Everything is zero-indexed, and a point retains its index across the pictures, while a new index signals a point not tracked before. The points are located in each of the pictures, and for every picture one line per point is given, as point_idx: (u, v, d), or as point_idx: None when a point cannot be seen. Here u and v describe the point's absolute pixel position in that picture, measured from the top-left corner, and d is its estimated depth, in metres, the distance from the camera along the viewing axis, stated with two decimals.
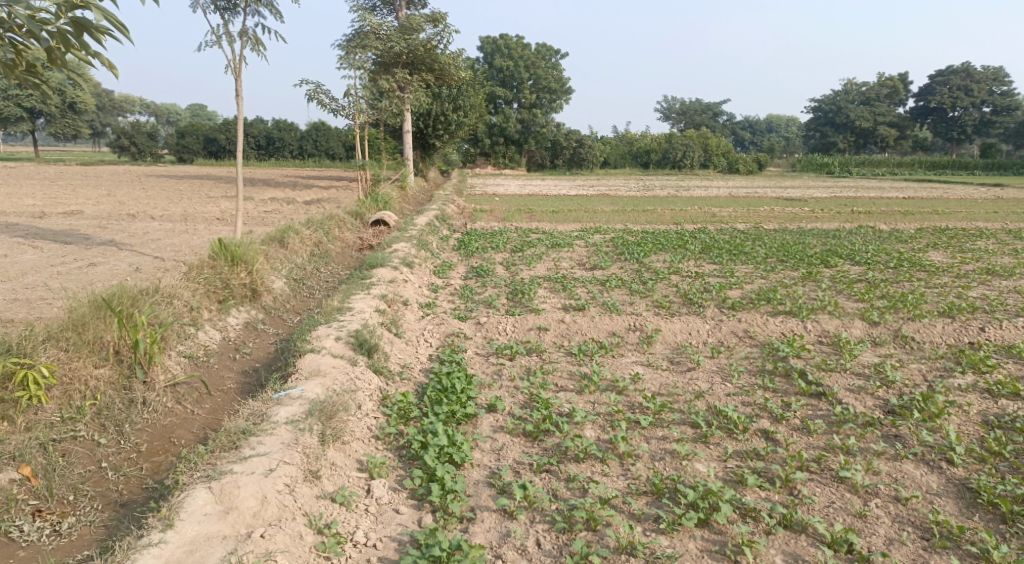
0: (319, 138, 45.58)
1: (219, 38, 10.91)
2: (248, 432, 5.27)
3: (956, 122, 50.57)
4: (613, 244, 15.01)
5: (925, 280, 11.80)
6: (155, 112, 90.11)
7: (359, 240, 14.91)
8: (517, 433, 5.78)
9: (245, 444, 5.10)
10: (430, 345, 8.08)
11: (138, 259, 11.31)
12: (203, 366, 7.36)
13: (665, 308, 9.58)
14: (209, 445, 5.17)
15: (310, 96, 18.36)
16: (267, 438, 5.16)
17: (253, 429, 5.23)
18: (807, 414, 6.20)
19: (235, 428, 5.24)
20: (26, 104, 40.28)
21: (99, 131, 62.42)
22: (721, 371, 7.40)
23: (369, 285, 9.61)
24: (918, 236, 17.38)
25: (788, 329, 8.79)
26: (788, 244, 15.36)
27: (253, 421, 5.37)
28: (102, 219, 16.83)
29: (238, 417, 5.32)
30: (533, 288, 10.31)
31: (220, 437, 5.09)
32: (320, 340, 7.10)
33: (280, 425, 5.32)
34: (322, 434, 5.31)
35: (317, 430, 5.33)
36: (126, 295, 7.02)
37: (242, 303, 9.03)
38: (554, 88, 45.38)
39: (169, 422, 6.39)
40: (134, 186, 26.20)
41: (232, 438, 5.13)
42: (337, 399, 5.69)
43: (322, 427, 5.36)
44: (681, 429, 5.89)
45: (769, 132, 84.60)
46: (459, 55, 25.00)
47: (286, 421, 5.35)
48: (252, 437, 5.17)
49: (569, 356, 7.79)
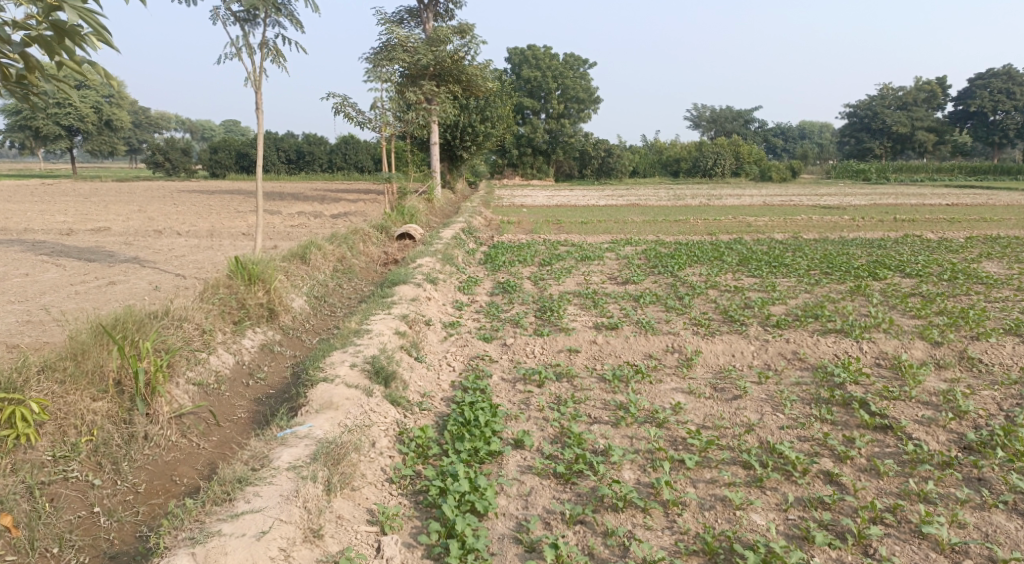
0: (347, 152, 45.43)
1: (238, 49, 10.52)
2: (245, 480, 4.75)
3: (997, 126, 49.01)
4: (646, 256, 14.39)
5: (984, 293, 11.00)
6: (191, 129, 91.55)
7: (384, 255, 14.47)
8: (546, 474, 5.20)
9: (240, 497, 4.58)
10: (453, 370, 7.54)
11: (158, 277, 10.98)
12: (213, 395, 6.89)
13: (704, 326, 8.92)
14: (203, 494, 4.68)
15: (336, 109, 18.03)
16: (264, 488, 4.62)
17: (250, 478, 4.71)
18: (873, 451, 5.55)
19: (231, 476, 4.73)
20: (64, 122, 40.70)
21: (135, 146, 63.32)
22: (771, 399, 6.73)
23: (391, 304, 9.10)
24: (970, 245, 16.49)
25: (841, 351, 8.14)
26: (831, 255, 14.60)
27: (252, 467, 4.85)
28: (129, 235, 16.66)
29: (236, 463, 4.81)
30: (563, 305, 9.76)
31: (212, 488, 4.58)
32: (334, 367, 6.56)
33: (281, 471, 4.79)
34: (328, 482, 4.77)
35: (323, 477, 4.78)
36: (132, 320, 6.53)
37: (258, 324, 8.56)
38: (583, 98, 44.87)
39: (172, 457, 5.92)
40: (165, 201, 26.18)
41: (226, 489, 4.61)
42: (346, 440, 5.15)
43: (328, 473, 4.82)
44: (732, 470, 5.26)
45: (802, 139, 83.11)
46: (486, 65, 24.59)
47: (287, 467, 4.80)
48: (249, 487, 4.64)
49: (603, 383, 7.17)
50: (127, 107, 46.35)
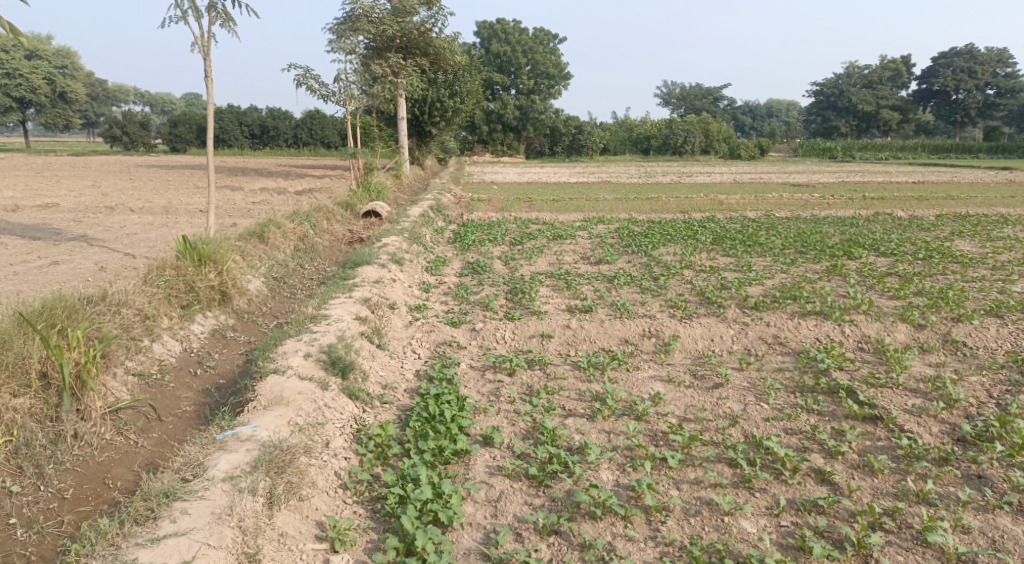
0: (313, 127, 44.23)
1: (185, 12, 9.80)
2: (174, 494, 4.28)
3: (959, 105, 49.38)
4: (618, 235, 13.99)
5: (960, 273, 10.77)
6: (149, 102, 89.23)
7: (349, 233, 13.89)
8: (517, 476, 4.78)
9: (165, 515, 4.11)
10: (418, 358, 7.06)
11: (106, 256, 10.33)
12: (155, 387, 6.38)
13: (681, 308, 8.53)
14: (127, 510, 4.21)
15: (299, 81, 17.28)
16: (193, 505, 4.16)
17: (178, 492, 4.24)
18: (865, 446, 5.23)
19: (157, 490, 4.24)
20: (16, 93, 38.98)
21: (92, 121, 61.40)
22: (754, 388, 6.35)
23: (352, 287, 8.60)
24: (940, 223, 16.36)
25: (823, 335, 7.80)
26: (805, 233, 14.34)
27: (184, 478, 4.37)
28: (80, 211, 15.81)
29: (163, 476, 4.32)
30: (534, 287, 9.31)
31: (133, 505, 4.10)
32: (287, 357, 6.04)
33: (215, 484, 4.31)
34: (270, 495, 4.32)
35: (263, 489, 4.32)
36: (60, 306, 6.07)
37: (209, 308, 7.99)
38: (553, 74, 44.21)
39: (106, 457, 5.40)
40: (122, 176, 25.12)
41: (151, 506, 4.13)
42: (293, 445, 4.67)
43: (271, 484, 4.35)
44: (718, 469, 4.90)
45: (770, 116, 83.23)
46: (454, 38, 23.88)
47: (223, 478, 4.33)
48: (176, 504, 4.17)
49: (577, 371, 6.75)
50: (82, 78, 44.54)
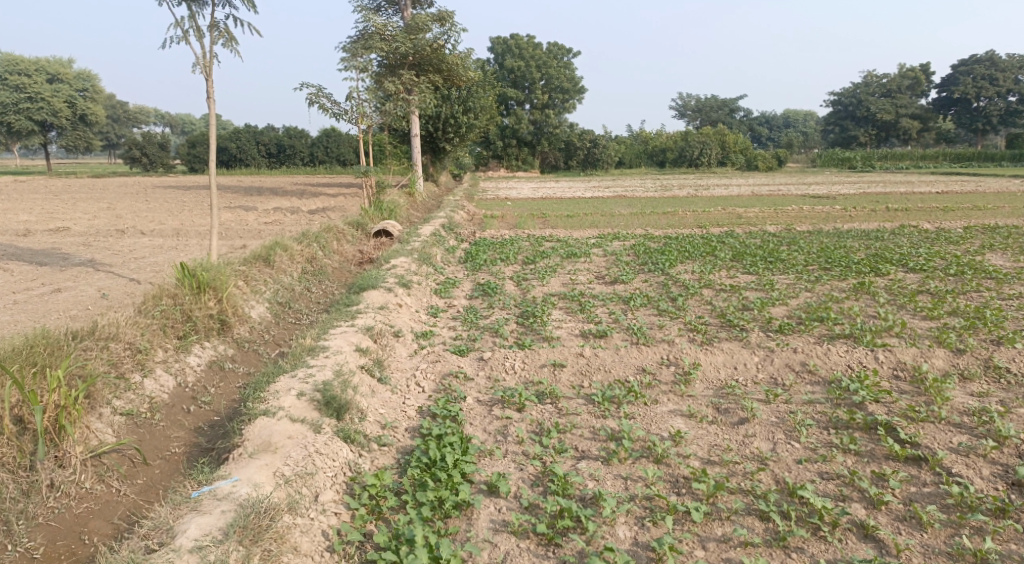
0: (329, 145, 44.18)
1: (185, 32, 9.45)
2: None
3: (981, 113, 48.43)
4: (634, 252, 13.53)
5: (996, 289, 10.21)
6: (168, 123, 90.17)
7: (359, 253, 13.53)
8: (525, 534, 4.44)
9: None
10: (421, 392, 6.62)
11: (109, 282, 10.03)
12: (144, 426, 5.99)
13: (701, 333, 8.03)
14: None
15: (310, 100, 17.03)
16: None
17: None
18: (911, 493, 4.82)
19: None
20: (37, 117, 39.12)
21: (112, 142, 61.90)
22: (783, 424, 5.82)
23: (355, 315, 8.17)
24: (969, 235, 15.73)
25: (855, 361, 7.27)
26: (829, 248, 13.79)
27: (150, 549, 4.06)
28: (89, 235, 15.56)
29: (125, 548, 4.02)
30: (546, 310, 8.87)
31: None
32: (278, 397, 5.63)
33: (182, 555, 4.01)
34: None
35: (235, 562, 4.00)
36: (42, 343, 5.73)
37: (207, 338, 7.56)
38: (568, 88, 43.93)
39: (84, 509, 5.03)
40: (136, 198, 24.96)
41: None
42: (273, 507, 4.33)
43: (245, 556, 4.04)
44: (747, 523, 4.53)
45: (787, 127, 82.45)
46: (468, 54, 23.55)
47: (190, 550, 4.02)
48: None
49: (591, 405, 6.28)
50: (101, 100, 44.65)
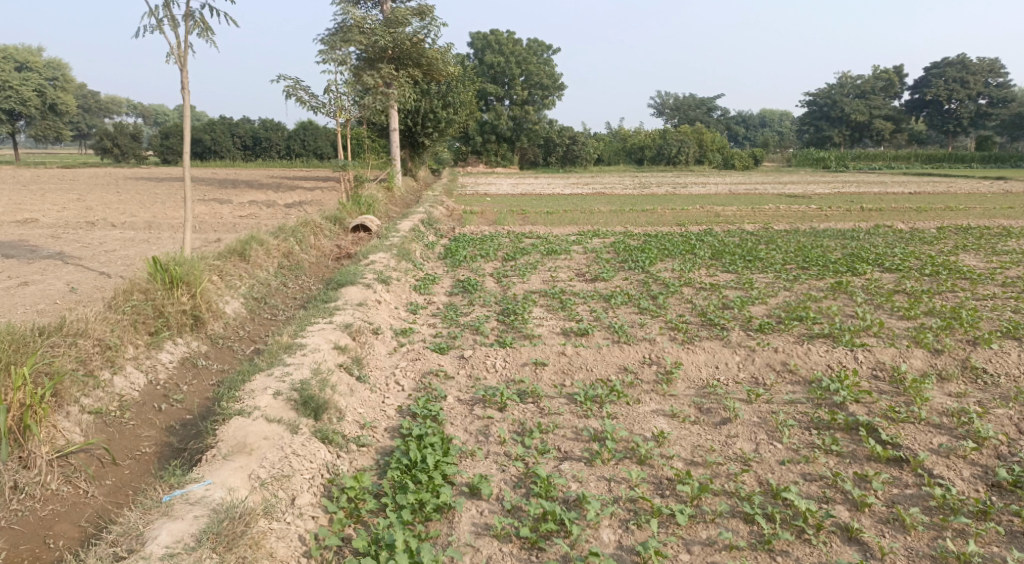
0: (306, 138, 43.70)
1: (160, 21, 9.23)
2: None
3: (952, 115, 49.16)
4: (614, 249, 13.50)
5: (971, 290, 10.30)
6: (142, 114, 88.77)
7: (336, 248, 13.35)
8: (508, 538, 4.38)
9: None
10: (401, 391, 6.52)
11: (79, 276, 9.78)
12: (113, 426, 5.83)
13: (682, 332, 7.99)
14: None
15: (288, 93, 16.79)
16: None
17: None
18: (893, 495, 4.82)
19: None
20: (6, 106, 38.29)
21: (83, 132, 60.76)
22: (765, 424, 5.80)
23: (333, 312, 8.03)
24: (942, 236, 15.90)
25: (836, 361, 7.27)
26: (806, 247, 13.86)
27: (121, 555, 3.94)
28: (59, 227, 15.21)
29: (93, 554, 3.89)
30: (527, 308, 8.79)
31: None
32: (254, 396, 5.49)
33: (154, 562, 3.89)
34: None
35: None
36: (7, 339, 5.55)
37: (180, 334, 7.38)
38: (547, 85, 43.87)
39: (50, 511, 4.88)
40: (108, 190, 24.48)
41: None
42: (248, 512, 4.21)
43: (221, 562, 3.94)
44: (732, 526, 4.51)
45: (763, 126, 83.11)
46: (448, 48, 23.38)
47: (163, 556, 3.90)
48: None
49: (573, 405, 6.21)
50: (72, 89, 43.79)
